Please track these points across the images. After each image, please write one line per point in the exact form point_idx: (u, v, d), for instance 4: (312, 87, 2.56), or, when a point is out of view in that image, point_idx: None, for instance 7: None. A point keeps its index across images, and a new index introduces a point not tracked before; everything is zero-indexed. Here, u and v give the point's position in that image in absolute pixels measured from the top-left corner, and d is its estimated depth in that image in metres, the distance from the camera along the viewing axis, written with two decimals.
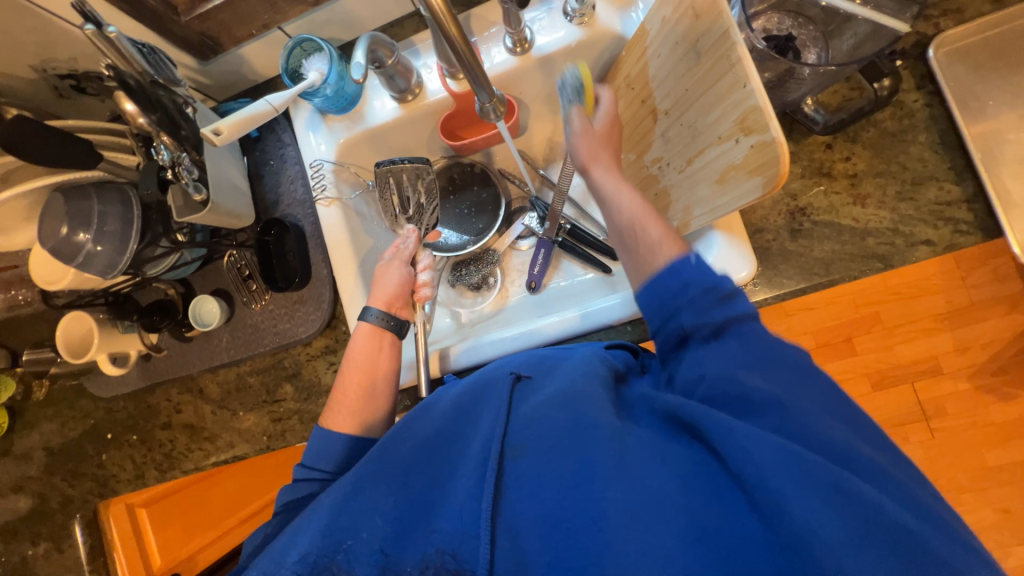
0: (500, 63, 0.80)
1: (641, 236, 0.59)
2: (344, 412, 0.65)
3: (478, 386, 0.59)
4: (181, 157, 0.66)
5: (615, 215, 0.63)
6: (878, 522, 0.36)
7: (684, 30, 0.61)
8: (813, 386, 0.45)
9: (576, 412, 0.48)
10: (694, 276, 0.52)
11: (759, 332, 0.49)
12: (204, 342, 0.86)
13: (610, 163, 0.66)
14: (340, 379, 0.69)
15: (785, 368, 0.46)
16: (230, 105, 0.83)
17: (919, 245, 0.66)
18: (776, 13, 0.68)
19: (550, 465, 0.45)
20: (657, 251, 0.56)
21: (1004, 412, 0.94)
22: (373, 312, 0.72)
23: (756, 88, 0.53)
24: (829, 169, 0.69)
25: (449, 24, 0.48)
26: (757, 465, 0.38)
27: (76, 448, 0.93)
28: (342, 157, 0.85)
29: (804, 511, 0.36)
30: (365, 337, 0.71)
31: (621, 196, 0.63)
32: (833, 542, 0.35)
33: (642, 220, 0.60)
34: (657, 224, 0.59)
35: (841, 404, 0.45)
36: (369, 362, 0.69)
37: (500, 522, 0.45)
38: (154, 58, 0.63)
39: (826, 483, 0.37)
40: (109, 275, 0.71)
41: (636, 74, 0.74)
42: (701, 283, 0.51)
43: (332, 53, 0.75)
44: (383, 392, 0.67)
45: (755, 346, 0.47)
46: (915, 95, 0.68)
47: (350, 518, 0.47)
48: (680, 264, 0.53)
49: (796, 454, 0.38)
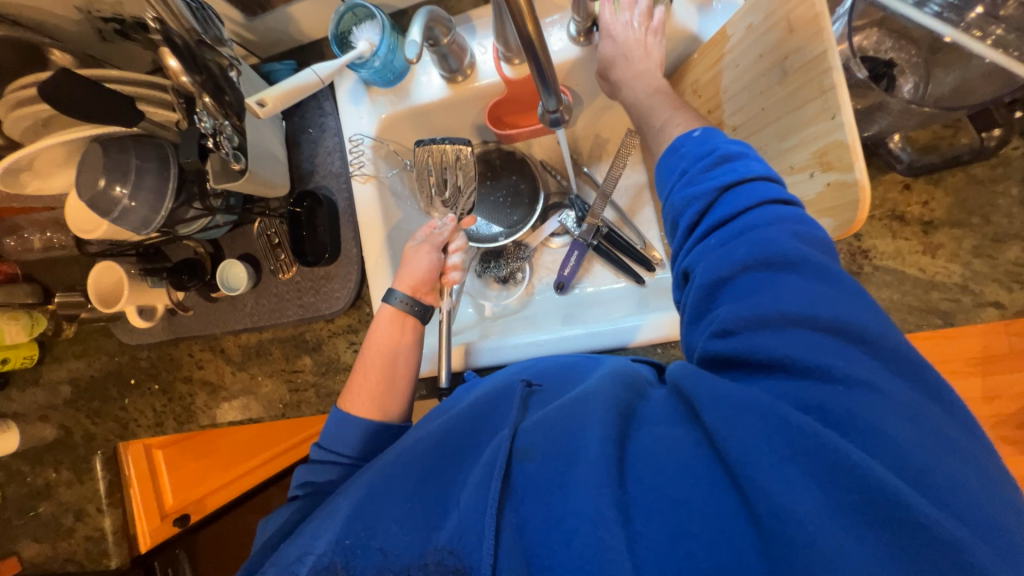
0: (560, 51, 0.74)
1: (647, 126, 0.64)
2: (363, 395, 0.65)
3: (495, 390, 0.58)
4: (224, 126, 0.64)
5: (629, 103, 0.67)
6: (877, 506, 0.34)
7: (773, 42, 0.55)
8: (835, 305, 0.42)
9: (581, 406, 0.48)
10: (690, 150, 0.54)
11: (765, 203, 0.47)
12: (229, 304, 0.86)
13: (633, 63, 0.67)
14: (360, 361, 0.69)
15: (809, 285, 0.43)
16: (273, 66, 0.79)
17: (987, 307, 0.61)
18: (877, 30, 0.61)
19: (551, 459, 0.46)
20: (659, 134, 0.62)
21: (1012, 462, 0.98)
22: (398, 295, 0.70)
23: (847, 122, 0.48)
24: (902, 213, 0.64)
25: (527, 19, 0.44)
26: (751, 454, 0.38)
27: (101, 388, 0.96)
28: (382, 133, 0.82)
29: (792, 497, 0.35)
30: (387, 319, 0.70)
31: (634, 83, 0.66)
32: (822, 530, 0.34)
33: (648, 107, 0.64)
34: (666, 110, 0.63)
35: (859, 307, 0.42)
36: (390, 345, 0.68)
37: (505, 520, 0.44)
38: (202, 16, 0.60)
39: (821, 474, 0.36)
40: (143, 232, 0.71)
41: (706, 81, 0.68)
42: (696, 154, 0.53)
43: (385, 23, 0.71)
44: (402, 375, 0.67)
45: (760, 240, 0.45)
46: (1017, 142, 0.61)
47: (366, 519, 0.48)
48: (679, 141, 0.56)
49: (788, 429, 0.38)
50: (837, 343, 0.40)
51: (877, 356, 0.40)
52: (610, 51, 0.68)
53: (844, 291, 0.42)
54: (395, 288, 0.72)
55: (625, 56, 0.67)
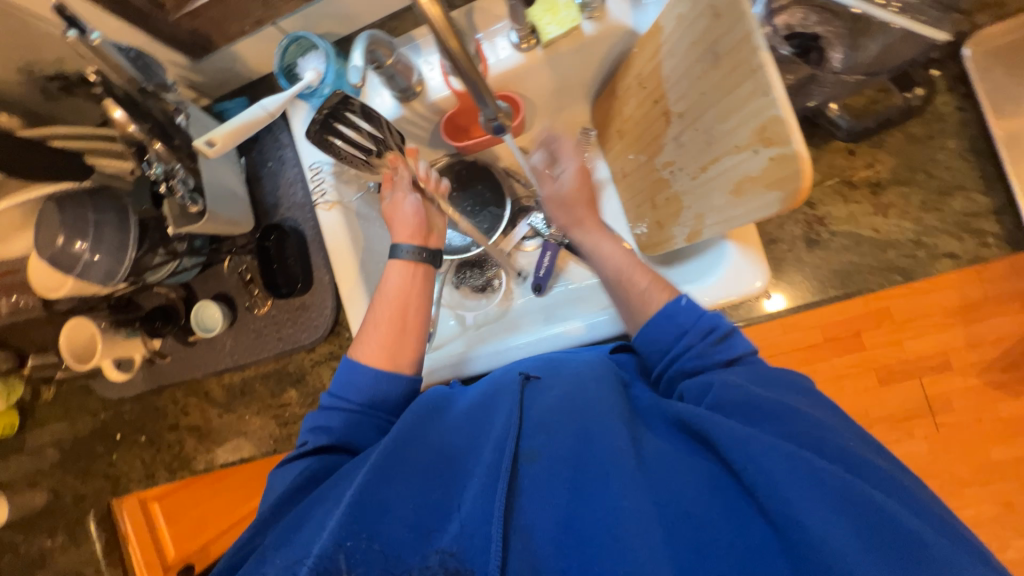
0: (504, 59, 0.76)
1: (630, 286, 0.67)
2: (374, 345, 0.66)
3: (489, 393, 0.58)
4: (175, 169, 0.64)
5: (605, 265, 0.72)
6: (877, 516, 0.40)
7: (702, 30, 0.57)
8: (814, 410, 0.50)
9: (591, 416, 0.50)
10: (687, 318, 0.60)
11: (754, 364, 0.56)
12: (208, 346, 0.86)
13: (589, 224, 0.78)
14: (370, 313, 0.69)
15: (783, 389, 0.53)
16: (226, 105, 0.80)
17: (942, 258, 0.63)
18: (801, 7, 0.63)
19: (567, 472, 0.47)
20: (647, 298, 0.65)
21: (1010, 407, 1.00)
22: (405, 248, 0.71)
23: (779, 98, 0.49)
24: (850, 177, 0.66)
25: (448, 36, 0.45)
26: (768, 473, 0.42)
27: (87, 447, 0.95)
28: (342, 159, 0.82)
29: (813, 513, 0.40)
30: (399, 271, 0.71)
31: (606, 245, 0.74)
32: (838, 540, 0.38)
33: (629, 270, 0.69)
34: (644, 274, 0.68)
35: (819, 402, 0.53)
36: (401, 293, 0.69)
37: (514, 526, 0.45)
38: (142, 64, 0.61)
39: (833, 491, 0.41)
40: (110, 284, 0.70)
41: (648, 73, 0.70)
42: (694, 326, 0.59)
43: (329, 51, 0.72)
44: (414, 324, 0.68)
45: (753, 373, 0.54)
46: (946, 97, 0.64)
47: (368, 509, 0.45)
48: (672, 308, 0.61)
49: (803, 461, 0.43)
50: (814, 414, 0.49)
51: (837, 422, 0.50)
52: (580, 211, 0.79)
53: (814, 402, 0.52)
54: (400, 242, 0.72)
55: (588, 219, 0.79)
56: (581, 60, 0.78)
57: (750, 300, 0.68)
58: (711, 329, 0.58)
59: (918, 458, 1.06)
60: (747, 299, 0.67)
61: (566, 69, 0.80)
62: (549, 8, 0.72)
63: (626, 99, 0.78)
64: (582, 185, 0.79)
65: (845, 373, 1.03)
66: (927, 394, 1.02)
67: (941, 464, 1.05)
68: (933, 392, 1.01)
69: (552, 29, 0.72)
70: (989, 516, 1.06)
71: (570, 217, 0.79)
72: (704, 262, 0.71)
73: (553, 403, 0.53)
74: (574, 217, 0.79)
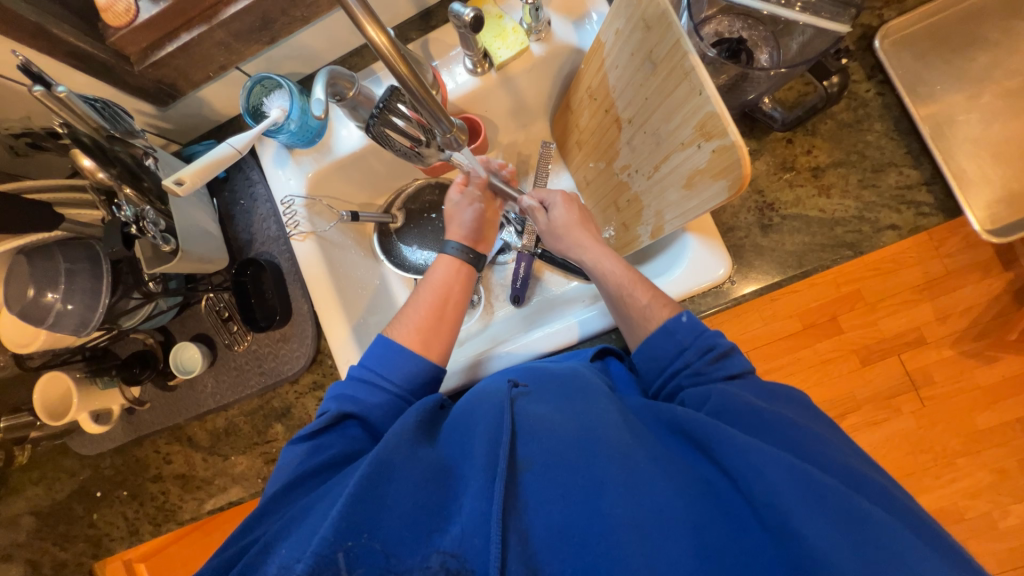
0: (462, 84, 0.80)
1: (631, 302, 0.65)
2: (409, 327, 0.70)
3: (477, 402, 0.56)
4: (145, 211, 0.65)
5: (606, 280, 0.69)
6: (872, 529, 0.40)
7: (638, 41, 0.62)
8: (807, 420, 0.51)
9: (590, 424, 0.49)
10: (686, 335, 0.59)
11: (745, 370, 0.56)
12: (188, 389, 0.84)
13: (587, 242, 0.73)
14: (414, 297, 0.74)
15: (777, 401, 0.53)
16: (194, 147, 0.83)
17: (886, 230, 0.68)
18: (725, 16, 0.70)
19: (568, 480, 0.45)
20: (647, 315, 0.63)
21: (987, 374, 1.05)
22: (453, 246, 0.78)
23: (712, 95, 0.54)
24: (792, 164, 0.71)
25: (397, 62, 0.46)
26: (768, 480, 0.42)
27: (66, 509, 0.91)
28: (313, 190, 0.84)
29: (812, 523, 0.40)
30: (446, 266, 0.77)
31: (607, 262, 0.70)
32: (836, 551, 0.38)
33: (629, 286, 0.66)
34: (645, 288, 0.66)
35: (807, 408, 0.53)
36: (444, 285, 0.75)
37: (511, 529, 0.44)
38: (110, 113, 0.63)
39: (831, 502, 0.41)
40: (83, 332, 0.70)
41: (597, 86, 0.75)
42: (693, 343, 0.58)
43: (292, 89, 0.75)
44: (451, 318, 0.73)
45: (756, 387, 0.54)
46: (866, 85, 0.70)
47: (366, 514, 0.43)
48: (672, 324, 0.60)
49: (805, 474, 0.43)
50: (808, 424, 0.50)
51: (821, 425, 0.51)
52: (576, 235, 0.74)
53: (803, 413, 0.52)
54: (450, 237, 0.79)
55: (587, 236, 0.74)
56: (534, 79, 0.83)
57: (716, 288, 0.71)
58: (710, 347, 0.57)
59: (908, 433, 1.08)
60: (712, 288, 0.71)
61: (522, 89, 0.85)
62: (498, 33, 0.76)
63: (581, 112, 0.83)
64: (576, 213, 0.76)
65: (830, 357, 1.06)
66: (907, 368, 1.05)
67: (931, 436, 1.08)
68: (913, 366, 1.05)
69: (503, 52, 0.76)
70: (983, 483, 1.08)
71: (568, 241, 0.75)
72: (672, 254, 0.75)
73: (548, 411, 0.51)
74: (571, 238, 0.74)
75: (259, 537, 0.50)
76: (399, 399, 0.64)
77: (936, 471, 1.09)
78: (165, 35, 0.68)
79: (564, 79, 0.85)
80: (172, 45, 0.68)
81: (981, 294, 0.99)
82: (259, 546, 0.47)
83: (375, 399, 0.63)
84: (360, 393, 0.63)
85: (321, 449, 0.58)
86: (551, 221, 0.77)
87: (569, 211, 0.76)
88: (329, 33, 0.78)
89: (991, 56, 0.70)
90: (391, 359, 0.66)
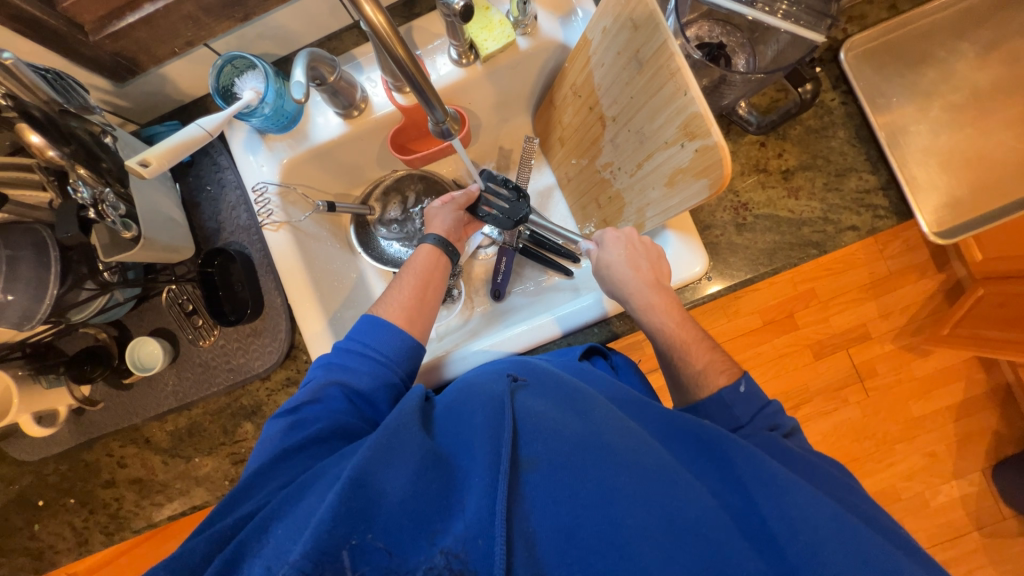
0: (446, 74, 0.79)
1: (684, 366, 0.63)
2: (396, 306, 0.69)
3: (475, 397, 0.55)
4: (104, 194, 0.60)
5: (657, 334, 0.66)
6: (863, 550, 0.42)
7: (625, 40, 0.63)
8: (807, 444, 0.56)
9: (596, 427, 0.49)
10: (743, 410, 0.57)
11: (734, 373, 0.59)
12: (146, 387, 0.79)
13: (644, 296, 0.66)
14: (395, 282, 0.73)
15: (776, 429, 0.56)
16: (155, 129, 0.78)
17: (846, 231, 0.73)
18: (706, 21, 0.73)
19: (576, 483, 0.44)
20: (702, 381, 0.61)
21: (923, 366, 1.15)
22: (433, 237, 0.77)
23: (696, 96, 0.55)
24: (764, 165, 0.75)
25: (395, 43, 0.44)
26: (768, 488, 0.46)
27: (3, 522, 0.83)
28: (287, 178, 0.80)
29: (808, 528, 0.43)
30: (427, 254, 0.75)
31: (658, 316, 0.66)
32: (825, 552, 0.42)
33: (683, 348, 0.64)
34: (701, 351, 0.63)
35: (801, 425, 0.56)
36: (426, 271, 0.74)
37: (515, 532, 0.43)
38: (62, 85, 0.59)
39: (819, 510, 0.44)
40: (26, 326, 0.63)
41: (581, 83, 0.76)
42: (752, 420, 0.56)
43: (268, 71, 0.71)
44: (432, 298, 0.72)
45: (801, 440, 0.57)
46: (832, 94, 0.75)
47: (365, 508, 0.43)
48: (729, 396, 0.57)
49: (800, 485, 0.46)
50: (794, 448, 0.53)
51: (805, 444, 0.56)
52: (627, 282, 0.67)
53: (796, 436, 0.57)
54: (428, 232, 0.78)
55: (638, 281, 0.67)
56: (519, 73, 0.83)
57: (692, 284, 0.74)
58: (775, 427, 0.56)
59: (855, 422, 1.17)
60: (689, 284, 0.73)
61: (506, 83, 0.84)
62: (484, 26, 0.75)
63: (564, 108, 0.84)
64: (630, 254, 0.69)
65: (788, 352, 1.13)
66: (854, 362, 1.14)
67: (873, 424, 1.17)
68: (860, 360, 1.14)
69: (490, 44, 0.76)
70: (918, 466, 1.18)
71: (619, 286, 0.68)
72: None
73: (548, 408, 0.51)
74: (621, 283, 0.68)
75: (252, 511, 0.47)
76: (389, 371, 0.63)
77: (878, 455, 1.18)
78: (125, 5, 0.63)
79: (548, 75, 0.86)
80: (134, 16, 0.63)
81: (921, 294, 1.07)
82: (254, 523, 0.45)
83: (369, 371, 0.62)
84: (349, 362, 0.63)
85: (303, 424, 0.56)
86: (608, 266, 0.69)
87: (621, 250, 0.69)
88: (307, 14, 0.74)
89: (939, 73, 0.76)
90: (378, 333, 0.65)
